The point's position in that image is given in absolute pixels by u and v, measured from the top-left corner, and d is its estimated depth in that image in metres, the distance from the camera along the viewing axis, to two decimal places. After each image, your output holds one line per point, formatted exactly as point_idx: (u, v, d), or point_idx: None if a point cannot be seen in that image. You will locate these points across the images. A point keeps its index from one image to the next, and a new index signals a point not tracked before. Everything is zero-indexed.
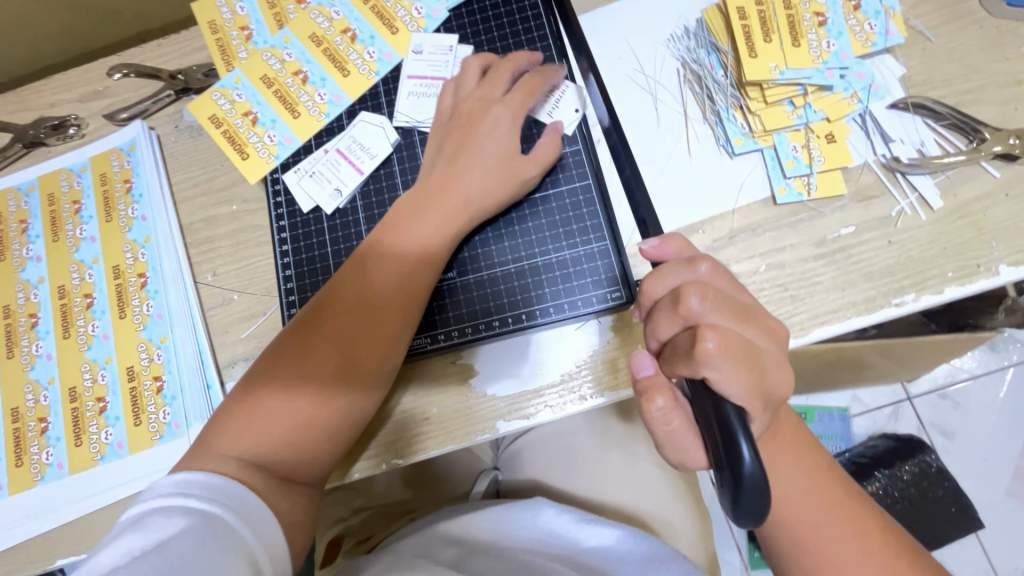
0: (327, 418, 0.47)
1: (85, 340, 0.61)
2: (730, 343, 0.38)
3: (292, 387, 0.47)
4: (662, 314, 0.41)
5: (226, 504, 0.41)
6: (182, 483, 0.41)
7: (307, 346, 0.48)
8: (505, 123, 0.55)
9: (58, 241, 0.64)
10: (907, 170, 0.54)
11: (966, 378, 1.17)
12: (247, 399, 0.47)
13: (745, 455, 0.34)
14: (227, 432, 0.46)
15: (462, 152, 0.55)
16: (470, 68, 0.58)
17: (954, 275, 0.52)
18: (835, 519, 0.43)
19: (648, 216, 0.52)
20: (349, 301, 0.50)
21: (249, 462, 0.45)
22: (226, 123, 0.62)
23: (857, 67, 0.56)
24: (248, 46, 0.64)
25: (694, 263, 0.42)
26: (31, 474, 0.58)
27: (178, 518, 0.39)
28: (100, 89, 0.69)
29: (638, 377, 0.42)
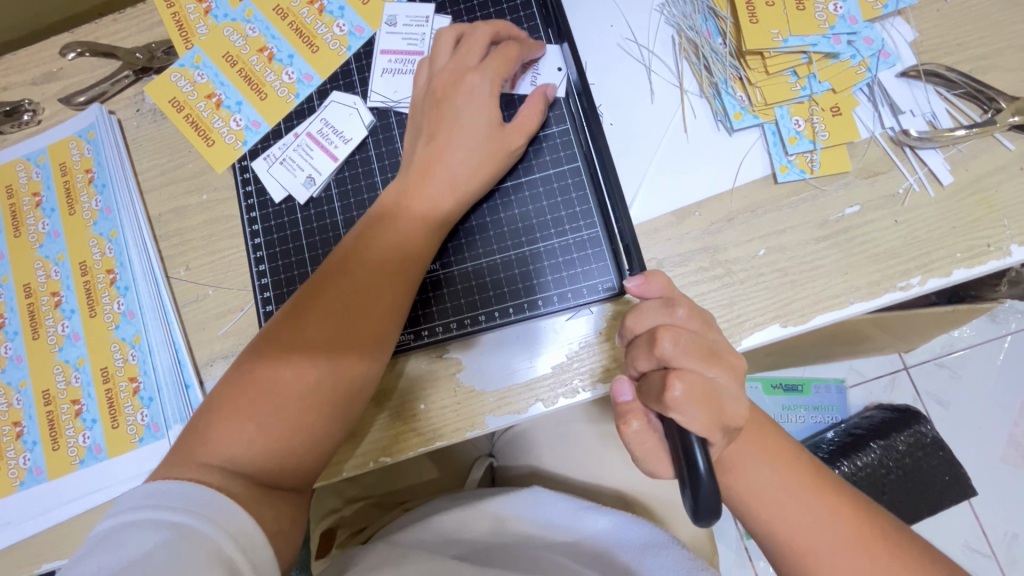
0: (314, 423, 0.45)
1: (56, 340, 0.58)
2: (698, 389, 0.35)
3: (277, 392, 0.44)
4: (636, 352, 0.39)
5: (201, 513, 0.38)
6: (155, 494, 0.39)
7: (291, 349, 0.45)
8: (484, 92, 0.51)
9: (19, 237, 0.60)
10: (916, 145, 0.51)
11: (964, 347, 1.16)
12: (226, 404, 0.44)
13: (699, 459, 0.35)
14: (207, 439, 0.43)
15: (441, 131, 0.51)
16: (443, 38, 0.53)
17: (963, 256, 0.49)
18: (836, 515, 0.42)
19: (632, 248, 0.52)
20: (333, 300, 0.47)
21: (232, 470, 0.42)
22: (189, 107, 0.59)
23: (865, 31, 0.52)
24: (207, 20, 0.59)
25: (672, 307, 0.40)
26: (10, 480, 0.56)
27: (152, 532, 0.37)
28: (54, 70, 0.64)
29: (616, 403, 0.40)
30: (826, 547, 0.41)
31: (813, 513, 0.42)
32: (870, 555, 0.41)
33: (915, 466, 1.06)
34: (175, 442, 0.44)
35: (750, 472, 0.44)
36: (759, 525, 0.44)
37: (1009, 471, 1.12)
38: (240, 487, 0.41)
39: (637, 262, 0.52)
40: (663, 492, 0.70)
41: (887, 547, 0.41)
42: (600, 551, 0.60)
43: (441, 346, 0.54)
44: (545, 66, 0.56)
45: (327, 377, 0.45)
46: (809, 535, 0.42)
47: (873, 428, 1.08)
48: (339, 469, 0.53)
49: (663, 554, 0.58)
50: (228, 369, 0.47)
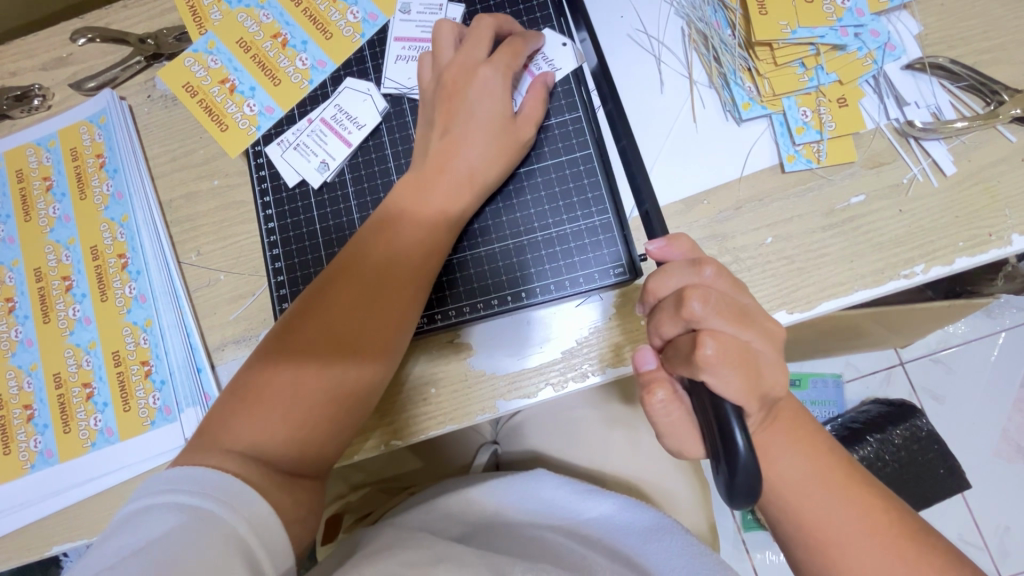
0: (335, 410, 0.46)
1: (67, 325, 0.58)
2: (732, 349, 0.36)
3: (297, 380, 0.45)
4: (663, 316, 0.39)
5: (217, 498, 0.39)
6: (174, 479, 0.40)
7: (312, 336, 0.46)
8: (496, 81, 0.51)
9: (29, 221, 0.61)
10: (920, 136, 0.52)
11: (959, 342, 1.18)
12: (248, 392, 0.45)
13: (740, 445, 0.34)
14: (231, 426, 0.44)
15: (455, 126, 0.51)
16: (443, 31, 0.53)
17: (965, 245, 0.51)
18: (838, 499, 0.43)
19: (652, 215, 0.51)
20: (352, 290, 0.47)
21: (254, 457, 0.42)
22: (202, 92, 0.59)
23: (872, 24, 0.53)
24: (220, 6, 0.60)
25: (699, 266, 0.40)
26: (21, 463, 0.57)
27: (169, 515, 0.37)
28: (64, 55, 0.64)
29: (640, 371, 0.41)
30: (825, 530, 0.43)
31: (809, 497, 0.44)
32: (871, 542, 0.42)
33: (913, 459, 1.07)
34: (198, 430, 0.45)
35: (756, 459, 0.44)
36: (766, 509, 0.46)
37: (1002, 465, 1.14)
38: (261, 475, 0.42)
39: (658, 226, 0.51)
40: (665, 479, 0.71)
41: (887, 531, 0.42)
42: (600, 535, 0.61)
43: (451, 330, 0.54)
44: (558, 56, 0.56)
45: (347, 365, 0.46)
46: (810, 519, 0.43)
47: (869, 422, 1.10)
48: (352, 453, 0.54)
49: (664, 539, 0.59)
50: (248, 358, 0.48)
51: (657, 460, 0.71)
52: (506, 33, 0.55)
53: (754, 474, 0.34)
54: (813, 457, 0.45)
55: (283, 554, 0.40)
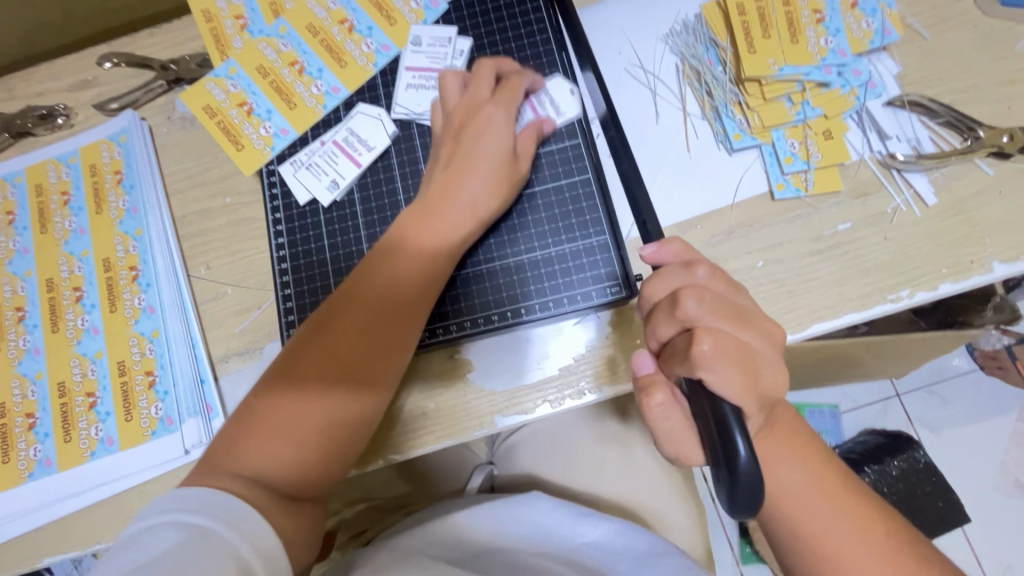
0: (338, 434, 0.47)
1: (75, 334, 0.59)
2: (730, 346, 0.32)
3: (301, 405, 0.46)
4: (658, 317, 0.35)
5: (221, 517, 0.40)
6: (183, 498, 0.41)
7: (315, 362, 0.47)
8: (500, 121, 0.53)
9: (45, 233, 0.63)
10: (902, 167, 0.55)
11: (953, 374, 1.19)
12: (253, 418, 0.46)
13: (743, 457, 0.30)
14: (237, 450, 0.45)
15: (458, 160, 0.53)
16: (449, 80, 0.56)
17: (948, 271, 0.53)
18: (832, 507, 0.44)
19: (648, 220, 0.49)
20: (352, 318, 0.48)
21: (258, 482, 0.43)
22: (221, 114, 0.61)
23: (854, 64, 0.57)
24: (243, 35, 0.62)
25: (692, 266, 0.36)
26: (19, 471, 0.57)
27: (175, 530, 0.38)
28: (89, 78, 0.67)
29: (635, 375, 0.35)
30: (820, 535, 0.43)
31: (803, 501, 0.44)
32: (863, 545, 0.42)
33: (908, 493, 1.09)
34: (205, 454, 0.46)
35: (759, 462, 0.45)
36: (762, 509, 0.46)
37: (1002, 499, 1.13)
38: (263, 497, 0.43)
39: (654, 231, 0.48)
40: (661, 501, 0.71)
41: (880, 535, 0.43)
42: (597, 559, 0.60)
43: (451, 346, 0.56)
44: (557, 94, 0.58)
45: (347, 389, 0.47)
46: (796, 516, 0.44)
47: (867, 453, 1.12)
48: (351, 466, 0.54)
49: (661, 564, 0.60)
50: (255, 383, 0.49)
51: (652, 481, 0.71)
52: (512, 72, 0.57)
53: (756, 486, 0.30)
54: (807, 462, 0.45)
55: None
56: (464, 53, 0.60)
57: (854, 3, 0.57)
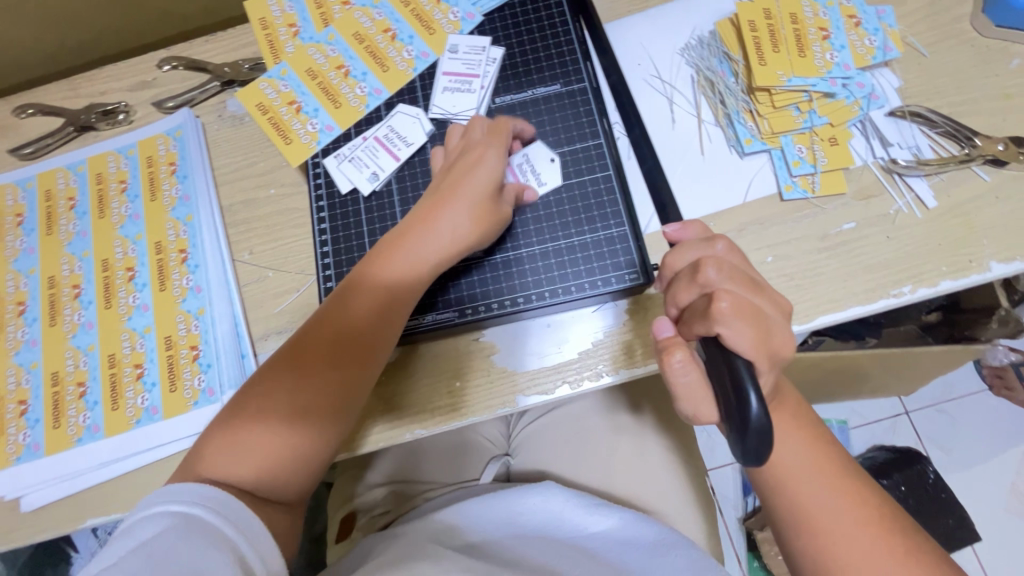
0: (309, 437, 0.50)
1: (126, 310, 0.64)
2: (745, 307, 0.35)
3: (273, 411, 0.50)
4: (679, 284, 0.39)
5: (207, 505, 0.43)
6: (173, 494, 0.44)
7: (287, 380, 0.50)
8: (488, 165, 0.55)
9: (103, 218, 0.68)
10: (904, 172, 0.58)
11: (963, 393, 1.20)
12: (223, 433, 0.49)
13: (754, 406, 0.33)
14: (211, 460, 0.48)
15: (442, 198, 0.54)
16: (456, 129, 0.60)
17: (948, 269, 0.56)
18: (830, 487, 0.46)
19: (669, 206, 0.60)
20: (318, 334, 0.52)
21: (237, 484, 0.47)
22: (272, 111, 0.66)
23: (858, 77, 0.61)
24: (295, 41, 0.68)
25: (712, 241, 0.40)
26: (69, 436, 0.61)
27: (163, 521, 0.42)
28: (149, 79, 0.73)
29: (656, 338, 0.39)
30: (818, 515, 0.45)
31: (805, 480, 0.46)
32: (858, 524, 0.45)
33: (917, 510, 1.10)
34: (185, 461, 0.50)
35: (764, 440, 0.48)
36: (763, 484, 0.48)
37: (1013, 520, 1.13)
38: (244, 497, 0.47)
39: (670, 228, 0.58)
40: (670, 495, 0.72)
41: (881, 528, 0.44)
42: (606, 549, 0.63)
43: (476, 328, 0.59)
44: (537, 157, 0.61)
45: (315, 396, 0.50)
46: (794, 492, 0.46)
47: (876, 468, 1.14)
48: (380, 439, 0.57)
49: (670, 555, 0.62)
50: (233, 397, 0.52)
51: (662, 473, 0.73)
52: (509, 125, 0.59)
53: (768, 434, 0.33)
54: (814, 444, 0.48)
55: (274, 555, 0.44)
56: (496, 61, 0.65)
57: (857, 23, 0.62)
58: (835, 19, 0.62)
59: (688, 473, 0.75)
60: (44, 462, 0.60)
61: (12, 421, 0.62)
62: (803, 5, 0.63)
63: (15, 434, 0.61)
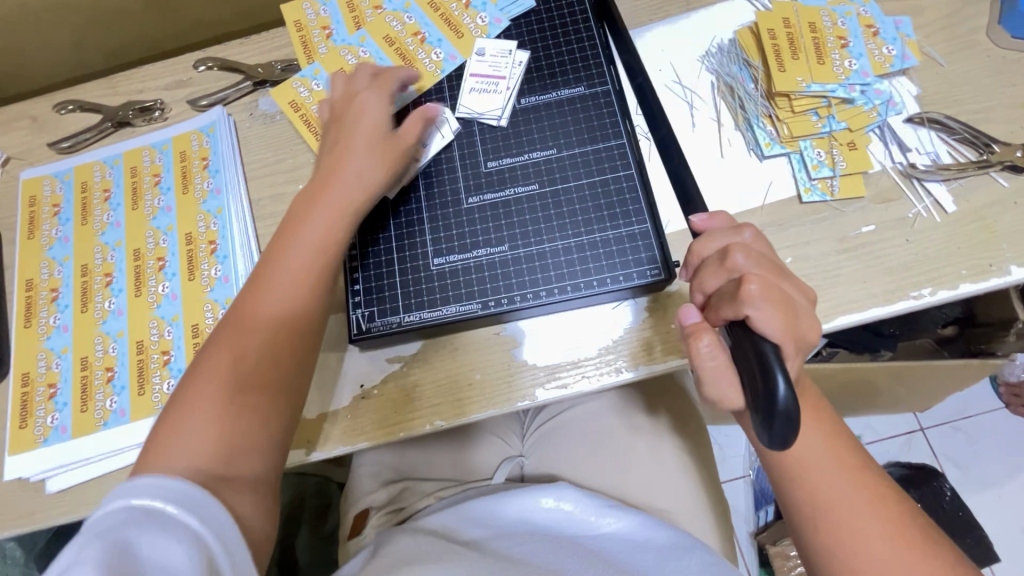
0: (252, 421, 0.48)
1: (155, 298, 0.65)
2: (773, 292, 0.36)
3: (207, 398, 0.48)
4: (706, 270, 0.40)
5: (172, 499, 0.41)
6: (137, 484, 0.41)
7: (240, 338, 0.50)
8: (370, 106, 0.60)
9: (136, 209, 0.70)
10: (923, 177, 0.59)
11: (978, 412, 1.20)
12: (170, 417, 0.47)
13: (781, 388, 0.33)
14: (156, 454, 0.45)
15: (341, 143, 0.58)
16: (362, 72, 0.63)
17: (968, 273, 0.56)
18: (849, 482, 0.46)
19: (690, 184, 0.56)
20: (242, 322, 0.51)
21: (193, 467, 0.45)
22: (304, 109, 0.69)
23: (876, 84, 0.62)
24: (328, 43, 0.70)
25: (739, 229, 0.41)
26: (95, 420, 0.62)
27: (123, 516, 0.39)
28: (184, 79, 0.76)
29: (682, 324, 0.40)
30: (835, 506, 0.46)
31: (820, 472, 0.47)
32: (877, 521, 0.45)
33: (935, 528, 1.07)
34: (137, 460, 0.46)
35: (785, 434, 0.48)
36: (782, 479, 0.48)
37: None
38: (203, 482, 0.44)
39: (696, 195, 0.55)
40: (684, 499, 0.72)
41: (899, 525, 0.44)
42: (619, 550, 0.62)
43: (498, 321, 0.60)
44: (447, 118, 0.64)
45: (257, 377, 0.49)
46: (814, 487, 0.46)
47: None
48: (399, 430, 0.58)
49: (685, 559, 0.61)
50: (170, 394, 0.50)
51: (677, 475, 0.73)
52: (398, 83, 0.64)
53: (793, 416, 0.34)
54: (828, 435, 0.48)
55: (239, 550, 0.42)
56: (522, 64, 0.67)
57: (875, 32, 0.64)
58: (854, 29, 0.64)
59: (702, 476, 0.75)
60: (70, 444, 0.61)
61: (40, 404, 0.63)
62: (821, 15, 0.64)
63: (43, 416, 0.63)
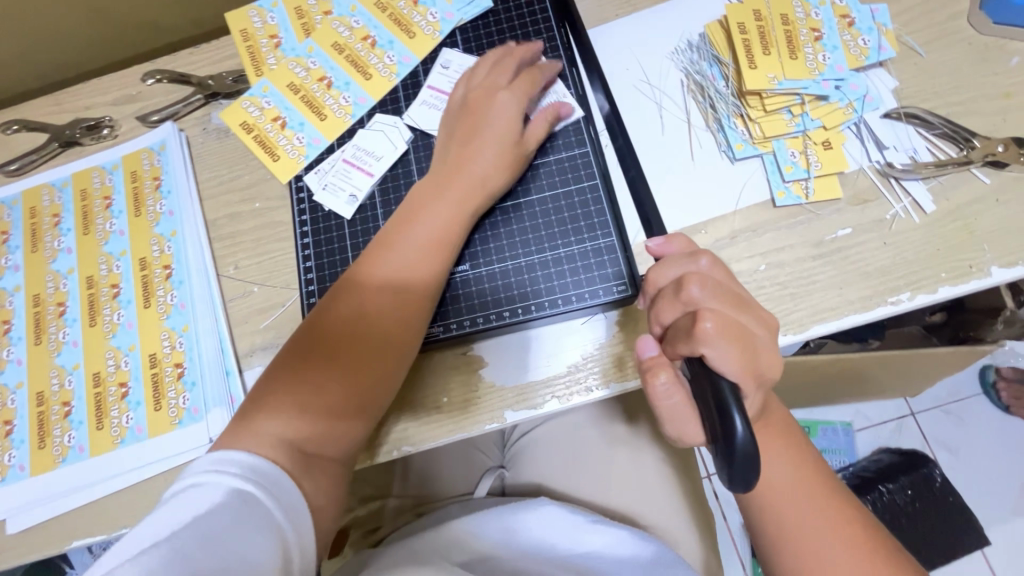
0: (354, 403, 0.50)
1: (111, 328, 0.63)
2: (730, 327, 0.35)
3: (321, 370, 0.50)
4: (662, 302, 0.38)
5: (263, 483, 0.43)
6: (218, 461, 0.43)
7: (336, 329, 0.52)
8: (509, 107, 0.58)
9: (88, 234, 0.67)
10: (901, 175, 0.57)
11: (969, 395, 1.19)
12: (272, 391, 0.49)
13: (738, 429, 0.32)
14: (253, 420, 0.48)
15: (472, 136, 0.58)
16: (484, 60, 0.62)
17: (947, 275, 0.54)
18: (816, 507, 0.45)
19: (651, 215, 0.56)
20: (371, 291, 0.53)
21: (280, 442, 0.47)
22: (257, 128, 0.65)
23: (851, 79, 0.59)
24: (276, 52, 0.67)
25: (695, 255, 0.40)
26: (53, 456, 0.60)
27: (218, 497, 0.41)
28: (134, 93, 0.73)
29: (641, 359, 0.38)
30: (807, 539, 0.44)
31: (789, 502, 0.45)
32: (846, 545, 0.43)
33: (925, 514, 1.09)
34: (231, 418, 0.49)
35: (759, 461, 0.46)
36: (749, 505, 0.47)
37: None
38: (286, 457, 0.46)
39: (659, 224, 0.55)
40: (665, 514, 0.70)
41: (864, 548, 0.43)
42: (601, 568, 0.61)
43: (466, 342, 0.58)
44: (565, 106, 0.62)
45: (361, 361, 0.51)
46: (784, 517, 0.45)
47: (881, 472, 1.13)
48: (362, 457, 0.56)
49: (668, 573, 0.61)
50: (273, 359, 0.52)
51: (660, 486, 0.72)
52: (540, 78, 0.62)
53: (751, 458, 0.32)
54: (797, 463, 0.46)
55: (310, 536, 0.45)
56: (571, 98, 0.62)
57: (851, 22, 0.61)
58: (828, 20, 0.61)
59: (685, 483, 0.73)
60: (28, 483, 0.59)
61: None
62: (794, 5, 0.61)
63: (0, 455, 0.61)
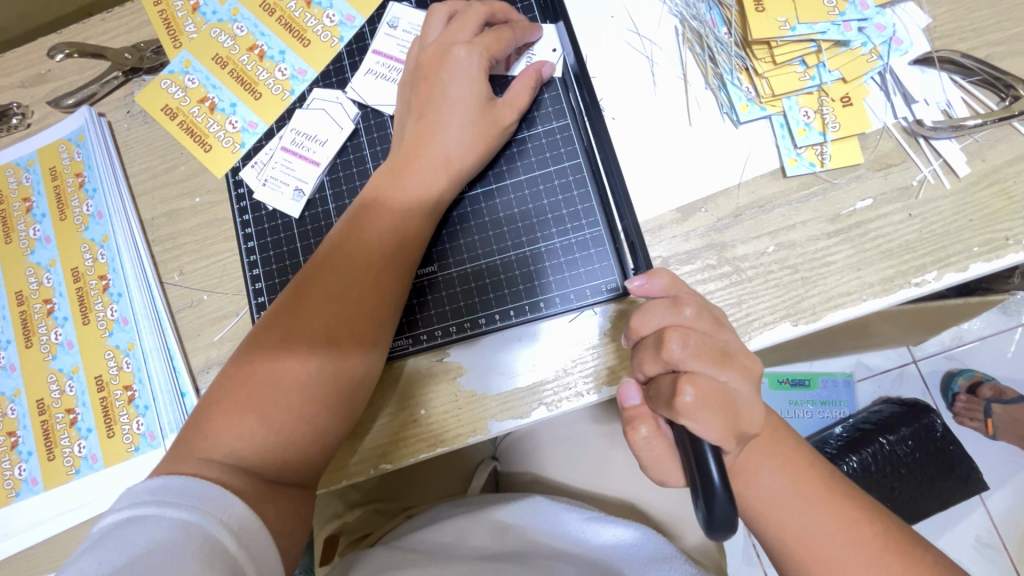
0: (302, 424, 0.44)
1: (49, 349, 0.57)
2: (710, 395, 0.35)
3: (267, 386, 0.44)
4: (644, 356, 0.39)
5: (206, 511, 0.38)
6: (157, 490, 0.39)
7: (286, 337, 0.45)
8: (473, 71, 0.49)
9: (10, 244, 0.59)
10: (931, 135, 0.49)
11: (973, 339, 1.12)
12: (215, 410, 0.44)
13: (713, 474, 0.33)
14: (196, 446, 0.42)
15: (430, 109, 0.50)
16: (435, 15, 0.52)
17: (981, 249, 0.48)
18: (831, 525, 0.41)
19: (637, 246, 0.51)
20: (324, 288, 0.46)
21: (233, 467, 0.42)
22: (182, 113, 0.58)
23: (877, 17, 0.50)
24: (195, 18, 0.59)
25: (680, 306, 0.39)
26: (6, 491, 0.55)
27: (157, 530, 0.36)
28: (43, 72, 0.62)
29: (624, 406, 0.40)
30: (814, 558, 0.41)
31: (801, 520, 0.42)
32: (867, 565, 0.40)
33: (924, 464, 1.03)
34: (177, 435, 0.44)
35: (764, 479, 0.43)
36: (759, 526, 0.44)
37: None
38: (242, 484, 0.41)
39: (643, 261, 0.50)
40: (672, 503, 0.67)
41: (886, 564, 0.40)
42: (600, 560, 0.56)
43: (441, 349, 0.52)
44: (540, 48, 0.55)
45: (313, 374, 0.44)
46: (793, 538, 0.42)
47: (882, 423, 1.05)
48: (337, 479, 0.51)
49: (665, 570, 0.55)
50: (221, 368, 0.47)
51: None
52: (501, 21, 0.53)
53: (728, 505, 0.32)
54: (804, 478, 0.43)
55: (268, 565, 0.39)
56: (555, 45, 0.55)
57: None
58: None
59: None
60: None
61: None
62: None
63: None
